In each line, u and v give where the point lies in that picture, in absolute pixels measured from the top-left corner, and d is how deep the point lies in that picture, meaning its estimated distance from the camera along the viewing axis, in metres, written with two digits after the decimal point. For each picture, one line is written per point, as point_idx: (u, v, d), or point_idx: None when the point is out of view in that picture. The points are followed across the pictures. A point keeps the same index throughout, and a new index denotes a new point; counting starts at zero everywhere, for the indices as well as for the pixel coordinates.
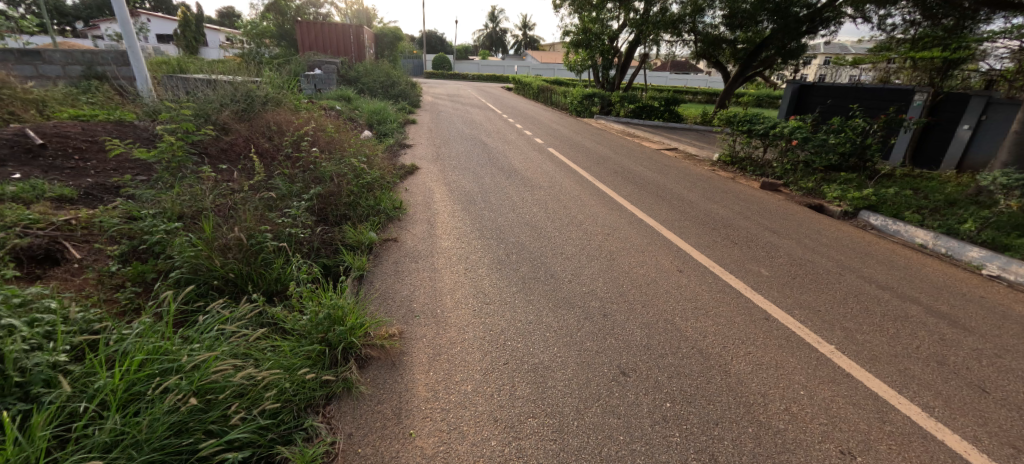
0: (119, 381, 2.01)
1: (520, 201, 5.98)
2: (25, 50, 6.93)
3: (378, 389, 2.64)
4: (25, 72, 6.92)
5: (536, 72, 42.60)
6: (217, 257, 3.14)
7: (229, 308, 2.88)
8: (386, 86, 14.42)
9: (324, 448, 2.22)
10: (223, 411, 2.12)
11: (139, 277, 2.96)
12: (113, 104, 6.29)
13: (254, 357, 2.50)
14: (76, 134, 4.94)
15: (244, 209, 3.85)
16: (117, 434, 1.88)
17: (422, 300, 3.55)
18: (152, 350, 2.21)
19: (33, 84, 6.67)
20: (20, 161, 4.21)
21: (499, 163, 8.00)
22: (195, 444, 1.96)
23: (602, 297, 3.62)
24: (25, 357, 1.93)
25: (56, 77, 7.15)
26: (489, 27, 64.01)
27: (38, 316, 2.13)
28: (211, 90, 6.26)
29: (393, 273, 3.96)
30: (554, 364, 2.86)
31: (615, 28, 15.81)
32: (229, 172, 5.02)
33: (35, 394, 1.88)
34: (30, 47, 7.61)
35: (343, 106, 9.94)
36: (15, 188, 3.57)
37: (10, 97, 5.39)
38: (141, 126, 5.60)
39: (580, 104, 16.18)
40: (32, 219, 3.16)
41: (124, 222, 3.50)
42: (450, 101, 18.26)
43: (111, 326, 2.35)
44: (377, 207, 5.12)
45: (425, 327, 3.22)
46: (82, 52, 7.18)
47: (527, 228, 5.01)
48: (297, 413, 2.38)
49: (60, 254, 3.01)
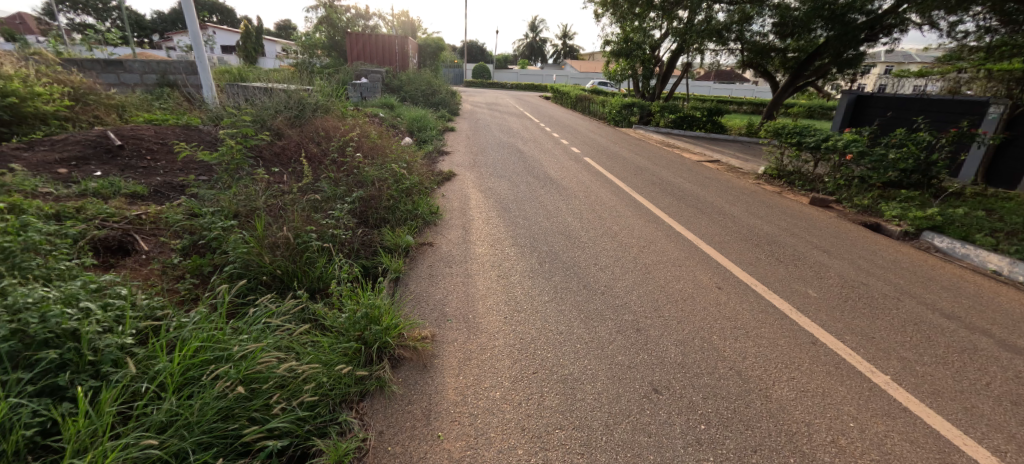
0: (175, 366, 2.10)
1: (554, 209, 5.91)
2: (109, 60, 7.58)
3: (409, 390, 2.66)
4: (109, 80, 7.56)
5: (575, 81, 42.53)
6: (267, 255, 3.28)
7: (276, 303, 2.98)
8: (428, 94, 14.70)
9: (357, 444, 2.25)
10: (265, 400, 2.18)
11: (197, 270, 3.12)
12: (180, 110, 6.74)
13: (296, 351, 2.56)
14: (150, 136, 5.31)
15: (293, 210, 4.00)
16: (172, 415, 1.97)
17: (455, 304, 3.55)
18: (206, 338, 2.32)
19: (115, 90, 7.28)
20: (102, 160, 4.61)
21: (535, 171, 7.98)
22: (239, 430, 2.03)
23: (637, 312, 3.50)
24: (98, 337, 2.03)
25: (134, 85, 7.74)
26: (529, 37, 64.56)
27: (110, 301, 2.27)
28: (268, 97, 6.64)
29: (428, 276, 3.99)
30: (584, 376, 2.78)
31: (658, 37, 15.42)
32: (280, 175, 5.26)
33: (104, 372, 1.98)
34: (115, 57, 8.29)
35: (386, 113, 10.26)
36: (96, 185, 3.89)
37: (96, 102, 6.00)
38: (206, 129, 5.97)
39: (619, 114, 16.02)
40: (109, 213, 3.45)
41: (187, 218, 3.72)
42: (488, 109, 18.46)
43: (171, 315, 2.48)
44: (415, 211, 5.20)
45: (456, 332, 3.21)
46: (158, 61, 7.80)
47: (562, 237, 4.96)
48: (331, 407, 2.43)
49: (133, 246, 3.24)
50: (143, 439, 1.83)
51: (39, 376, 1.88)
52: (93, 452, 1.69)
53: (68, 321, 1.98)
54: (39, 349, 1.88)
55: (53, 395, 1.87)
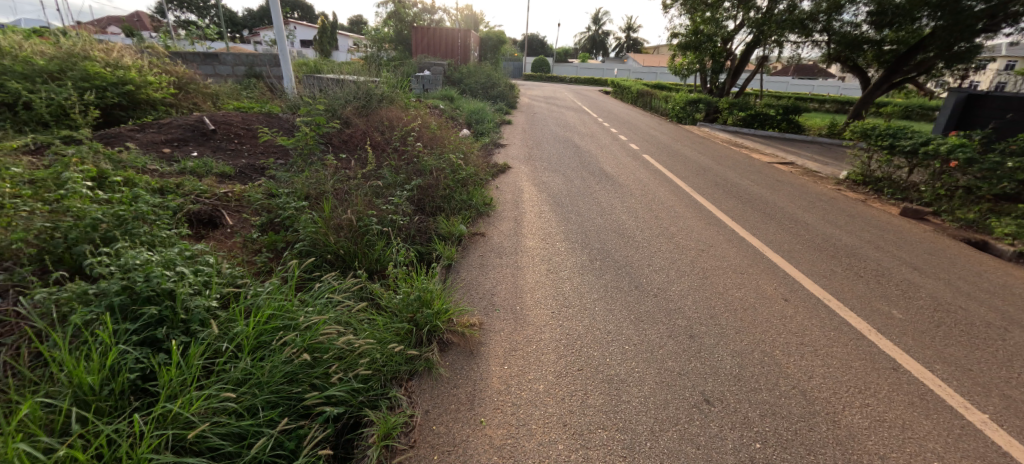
0: (250, 331, 2.27)
1: (608, 207, 5.75)
2: (207, 53, 8.34)
3: (455, 374, 2.71)
4: (206, 72, 8.35)
5: (638, 76, 41.18)
6: (332, 235, 3.48)
7: (338, 280, 3.15)
8: (487, 87, 14.81)
9: (404, 419, 2.33)
10: (325, 370, 2.31)
11: (272, 245, 3.38)
12: (263, 99, 7.25)
13: (354, 326, 2.69)
14: (238, 121, 5.74)
15: (357, 194, 4.17)
16: (246, 374, 2.13)
17: (503, 294, 3.56)
18: (277, 307, 2.49)
19: (211, 80, 8.01)
20: (199, 142, 5.07)
21: (591, 167, 7.81)
22: (301, 394, 2.17)
23: (691, 317, 3.34)
24: (189, 298, 2.22)
25: (226, 75, 8.51)
26: (592, 30, 63.24)
27: (199, 268, 2.48)
28: (339, 88, 6.99)
29: (478, 266, 4.03)
30: (630, 378, 2.69)
31: (731, 29, 14.55)
32: (347, 161, 5.52)
33: (193, 330, 2.15)
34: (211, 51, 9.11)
35: (446, 105, 10.46)
36: (192, 164, 4.28)
37: (195, 91, 6.62)
38: (284, 117, 6.38)
39: (683, 111, 15.36)
40: (203, 190, 3.81)
41: (266, 198, 4.00)
42: (546, 103, 18.34)
43: (247, 285, 2.68)
44: (469, 202, 5.26)
45: (503, 322, 3.22)
46: (247, 54, 8.52)
47: (616, 235, 4.82)
48: (382, 381, 2.52)
49: (220, 219, 3.62)
50: (222, 393, 1.99)
51: (141, 328, 2.08)
52: (181, 400, 1.86)
53: (167, 281, 2.17)
54: (143, 305, 2.09)
55: (152, 346, 2.07)
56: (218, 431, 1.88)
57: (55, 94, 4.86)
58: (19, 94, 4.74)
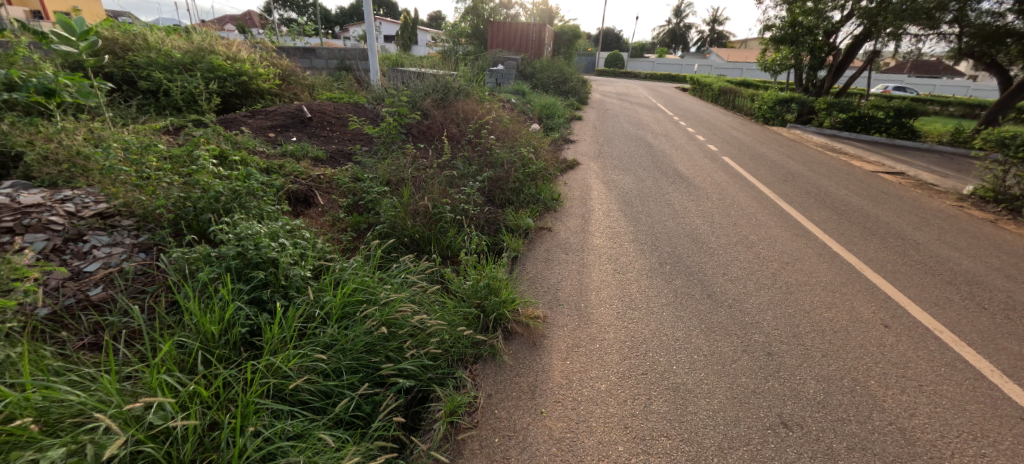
0: (338, 301, 2.48)
1: (682, 210, 5.53)
2: (305, 48, 9.09)
3: (517, 363, 2.78)
4: (304, 65, 9.10)
5: (721, 72, 38.79)
6: (409, 220, 3.69)
7: (414, 262, 3.34)
8: (559, 82, 14.65)
9: (468, 399, 2.44)
10: (399, 344, 2.47)
11: (356, 225, 3.66)
12: (353, 90, 7.78)
13: (427, 305, 2.84)
14: (330, 111, 6.22)
15: (433, 182, 4.37)
16: (333, 340, 2.34)
17: (568, 290, 3.58)
18: (361, 282, 2.70)
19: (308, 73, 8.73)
20: (298, 128, 5.57)
21: (664, 167, 7.53)
22: (378, 364, 2.35)
23: (769, 333, 3.15)
24: (289, 267, 2.48)
25: (321, 68, 9.22)
26: (674, 24, 60.43)
27: (297, 241, 2.76)
28: (420, 81, 7.32)
29: (544, 260, 4.07)
30: (698, 389, 2.60)
31: (837, 21, 13.28)
32: (424, 151, 5.78)
33: (291, 295, 2.40)
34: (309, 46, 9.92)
35: (518, 99, 10.55)
36: (293, 148, 4.72)
37: (295, 82, 7.25)
38: (369, 107, 6.80)
39: (772, 110, 14.28)
40: (300, 172, 4.19)
41: (352, 182, 4.32)
42: (619, 99, 17.89)
43: (334, 260, 2.93)
44: (538, 196, 5.31)
45: (567, 317, 3.24)
46: (339, 49, 9.17)
47: (688, 239, 4.64)
48: (449, 361, 2.64)
49: (313, 198, 3.97)
50: (314, 353, 2.21)
51: (250, 289, 2.37)
52: (280, 356, 2.10)
53: (272, 251, 2.44)
54: (252, 270, 2.37)
55: (258, 305, 2.35)
56: (309, 387, 2.10)
57: (187, 83, 5.57)
58: (161, 84, 5.54)
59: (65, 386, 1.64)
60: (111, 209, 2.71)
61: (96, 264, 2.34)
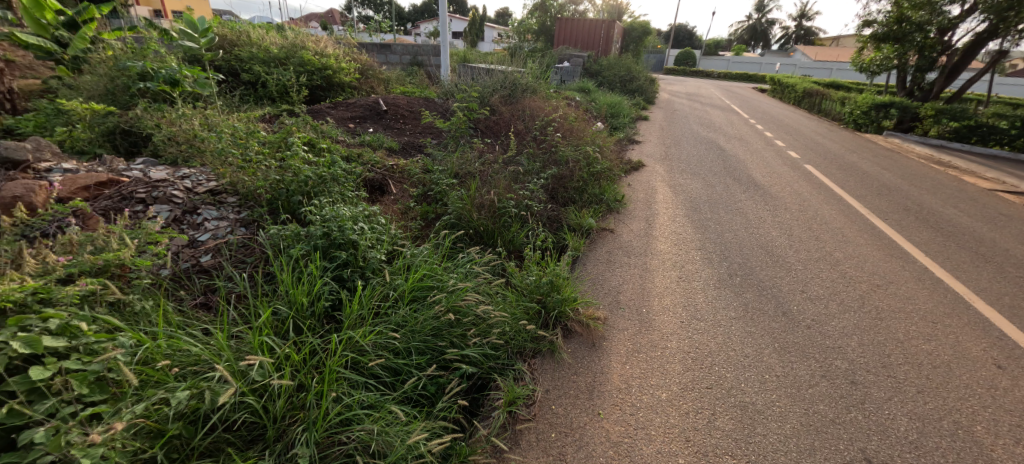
0: (409, 285, 2.61)
1: (756, 220, 5.22)
2: (381, 44, 9.56)
3: (576, 362, 2.78)
4: (380, 60, 9.60)
5: (806, 73, 35.94)
6: (475, 213, 3.79)
7: (479, 254, 3.43)
8: (625, 80, 14.19)
9: (527, 392, 2.48)
10: (463, 332, 2.55)
11: (425, 214, 3.84)
12: (424, 85, 8.08)
13: (491, 297, 2.91)
14: (404, 104, 6.50)
15: (499, 177, 4.44)
16: (403, 321, 2.47)
17: (629, 294, 3.51)
18: (430, 269, 2.81)
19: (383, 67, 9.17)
20: (374, 119, 5.89)
21: (737, 173, 7.14)
22: (443, 348, 2.45)
23: (853, 361, 2.91)
24: (367, 250, 2.64)
25: (395, 63, 9.67)
26: (756, 20, 56.73)
27: (374, 226, 2.93)
28: (489, 77, 7.45)
29: (606, 261, 4.02)
30: (769, 411, 2.47)
31: (953, 16, 11.84)
32: (490, 146, 5.88)
33: (367, 276, 2.57)
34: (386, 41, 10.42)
35: (583, 97, 10.43)
36: (371, 139, 5.00)
37: (372, 77, 7.64)
38: (440, 102, 7.04)
39: (865, 116, 13.04)
40: (376, 161, 4.42)
41: (423, 173, 4.50)
42: (689, 100, 17.15)
43: (405, 246, 3.07)
44: (601, 196, 5.23)
45: (628, 321, 3.18)
46: (413, 45, 9.55)
47: (761, 251, 4.39)
48: (509, 352, 2.69)
49: (386, 187, 4.19)
50: (386, 332, 2.35)
51: (333, 266, 2.56)
52: (356, 331, 2.25)
53: (353, 233, 2.62)
54: (336, 250, 2.57)
55: (339, 282, 2.54)
56: (381, 363, 2.24)
57: (281, 76, 6.06)
58: (259, 77, 6.08)
59: (187, 340, 1.89)
60: (220, 187, 3.05)
61: (207, 235, 2.67)
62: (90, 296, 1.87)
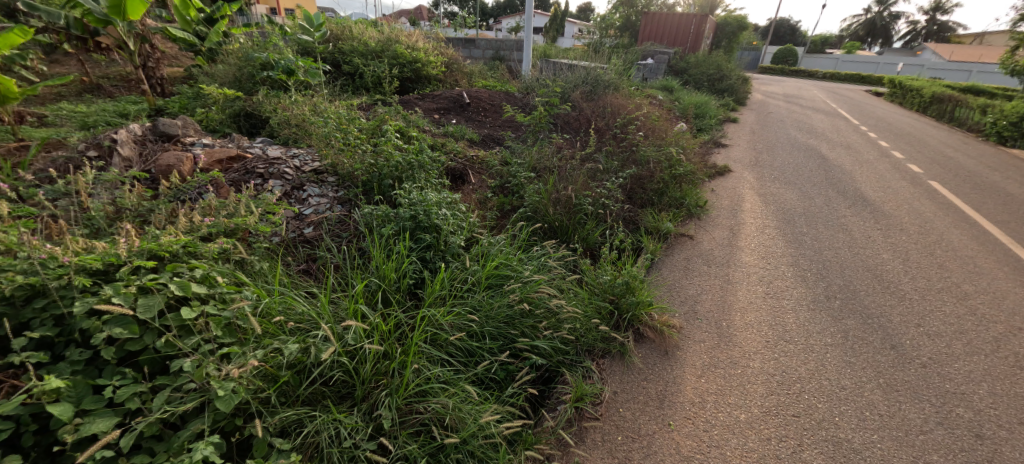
0: (485, 272, 2.70)
1: (862, 238, 4.69)
2: (466, 39, 9.88)
3: (647, 368, 2.71)
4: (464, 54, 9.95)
5: (934, 75, 31.51)
6: (551, 208, 3.80)
7: (554, 249, 3.43)
8: (714, 79, 13.06)
9: (596, 391, 2.46)
10: (534, 323, 2.60)
11: (500, 206, 3.95)
12: (506, 79, 8.21)
13: (564, 293, 2.92)
14: (486, 97, 6.65)
15: (577, 173, 4.39)
16: (478, 307, 2.56)
17: (708, 305, 3.34)
18: (505, 258, 2.87)
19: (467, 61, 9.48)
20: (457, 111, 6.09)
21: (841, 185, 6.46)
22: (515, 336, 2.53)
23: (977, 411, 2.55)
24: (449, 235, 2.76)
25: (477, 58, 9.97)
26: (875, 15, 50.69)
27: (456, 213, 3.04)
28: (570, 74, 7.41)
29: (683, 268, 3.84)
30: (866, 451, 2.25)
31: None
32: (569, 142, 5.83)
33: (448, 260, 2.71)
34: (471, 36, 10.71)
35: (667, 96, 9.99)
36: (454, 130, 5.18)
37: (457, 70, 7.88)
38: (520, 97, 7.11)
39: (1009, 127, 11.17)
40: (458, 151, 4.56)
41: (501, 165, 4.59)
42: (788, 101, 15.76)
43: (483, 235, 3.16)
44: (682, 200, 4.96)
45: (705, 333, 3.03)
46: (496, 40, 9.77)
47: (867, 273, 3.94)
48: (577, 349, 2.69)
49: (467, 177, 4.33)
50: (462, 315, 2.47)
51: (418, 247, 2.73)
52: (436, 311, 2.38)
53: (438, 218, 2.77)
54: (422, 232, 2.73)
55: (424, 262, 2.70)
56: (456, 342, 2.38)
57: (376, 68, 6.45)
58: (357, 68, 6.55)
59: (295, 299, 2.20)
60: (323, 167, 3.35)
61: (311, 209, 2.98)
62: (224, 253, 2.22)
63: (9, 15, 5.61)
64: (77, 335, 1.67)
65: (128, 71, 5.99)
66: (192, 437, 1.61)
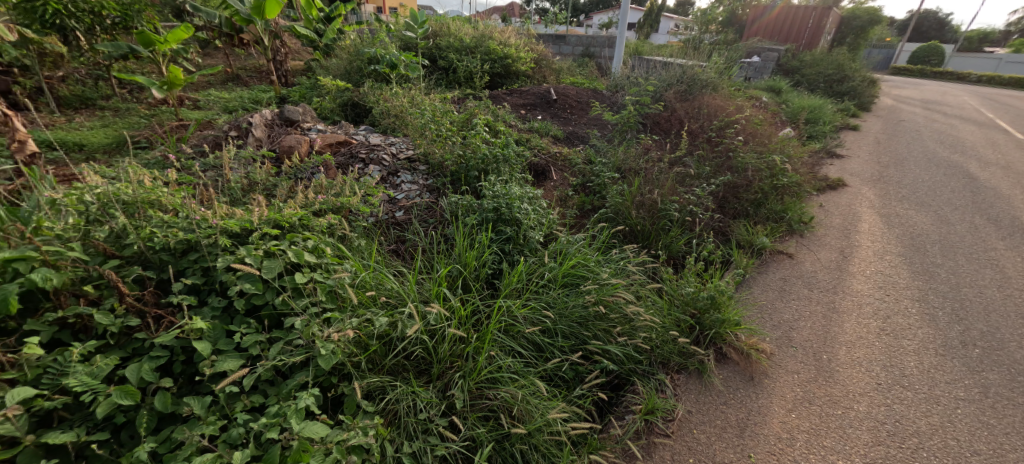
0: (563, 270, 2.70)
1: (1014, 273, 3.93)
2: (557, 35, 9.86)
3: (728, 392, 2.54)
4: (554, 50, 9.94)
5: None
6: (634, 211, 3.69)
7: (634, 254, 3.33)
8: (833, 80, 11.58)
9: (669, 406, 2.37)
10: (607, 328, 2.57)
11: (581, 205, 3.91)
12: (595, 77, 8.07)
13: (643, 300, 2.83)
14: (574, 94, 6.58)
15: (665, 176, 4.19)
16: (552, 305, 2.58)
17: (805, 332, 3.03)
18: (584, 258, 2.84)
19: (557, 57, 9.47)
20: (544, 107, 6.11)
21: (990, 207, 5.46)
22: (587, 337, 2.52)
23: None
24: (530, 231, 2.81)
25: (566, 54, 9.92)
26: None
27: (538, 209, 3.07)
28: (665, 72, 7.04)
29: (778, 287, 3.51)
30: None
31: None
32: (658, 143, 5.58)
33: (526, 255, 2.75)
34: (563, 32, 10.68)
35: (773, 98, 9.17)
36: (539, 126, 5.20)
37: (546, 67, 7.88)
38: (608, 95, 6.96)
39: None
40: (542, 147, 4.56)
41: (585, 163, 4.52)
42: (925, 107, 13.66)
43: (562, 232, 3.14)
44: (783, 214, 4.49)
45: (800, 364, 2.76)
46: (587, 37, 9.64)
47: (1015, 314, 3.32)
48: (651, 360, 2.60)
49: (549, 173, 4.33)
50: (536, 311, 2.50)
51: (499, 239, 2.81)
52: (511, 304, 2.43)
53: (519, 213, 2.82)
54: (503, 226, 2.81)
55: (504, 254, 2.77)
56: (528, 336, 2.42)
57: (468, 64, 6.68)
58: (452, 63, 6.83)
59: (386, 276, 2.40)
60: (416, 156, 3.54)
61: (403, 194, 3.17)
62: (330, 228, 2.52)
63: (176, 16, 6.65)
64: (218, 286, 1.99)
65: (259, 63, 6.80)
66: (296, 386, 1.84)
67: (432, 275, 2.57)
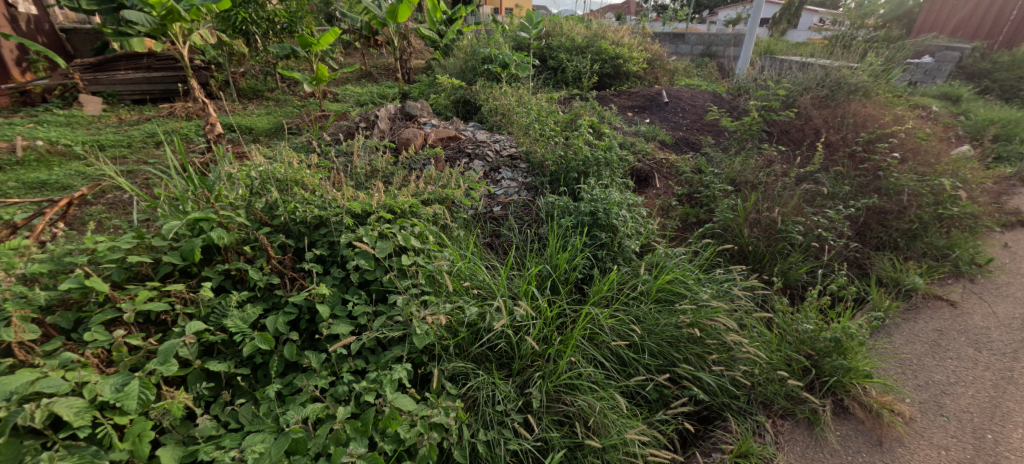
0: (656, 285, 2.53)
1: None
2: (675, 33, 9.28)
3: (845, 452, 2.14)
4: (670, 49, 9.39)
5: None
6: (747, 229, 3.30)
7: (742, 277, 2.99)
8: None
9: (767, 452, 2.07)
10: (702, 352, 2.35)
11: (685, 216, 3.63)
12: (714, 79, 7.43)
13: (747, 329, 2.54)
14: (688, 97, 6.12)
15: (792, 193, 3.68)
16: (642, 319, 2.43)
17: (964, 399, 2.43)
18: (682, 274, 2.62)
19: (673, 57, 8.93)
20: (653, 110, 5.79)
21: None
22: (677, 360, 2.33)
23: None
24: (625, 240, 2.68)
25: (683, 54, 9.30)
26: None
27: (637, 217, 2.91)
28: (801, 73, 6.00)
29: (930, 338, 2.87)
30: None
31: None
32: (787, 155, 4.93)
33: (619, 263, 2.64)
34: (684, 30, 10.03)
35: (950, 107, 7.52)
36: (646, 129, 4.93)
37: (660, 67, 7.43)
38: (729, 99, 6.35)
39: None
40: (647, 152, 4.31)
41: (694, 172, 4.18)
42: None
43: (661, 244, 2.93)
44: (947, 251, 3.61)
45: (951, 438, 2.22)
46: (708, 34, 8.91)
47: None
48: (750, 397, 2.31)
49: (652, 180, 4.10)
50: (622, 324, 2.37)
51: (592, 244, 2.73)
52: (597, 312, 2.34)
53: (615, 219, 2.70)
54: (598, 230, 2.72)
55: (597, 260, 2.69)
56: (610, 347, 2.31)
57: (577, 64, 6.61)
58: (562, 63, 6.81)
59: (480, 268, 2.46)
60: (518, 154, 3.60)
61: (502, 191, 3.26)
62: (435, 217, 2.67)
63: (328, 20, 7.63)
64: (340, 258, 2.25)
65: (388, 62, 7.49)
66: (393, 358, 2.00)
67: (522, 272, 2.59)
